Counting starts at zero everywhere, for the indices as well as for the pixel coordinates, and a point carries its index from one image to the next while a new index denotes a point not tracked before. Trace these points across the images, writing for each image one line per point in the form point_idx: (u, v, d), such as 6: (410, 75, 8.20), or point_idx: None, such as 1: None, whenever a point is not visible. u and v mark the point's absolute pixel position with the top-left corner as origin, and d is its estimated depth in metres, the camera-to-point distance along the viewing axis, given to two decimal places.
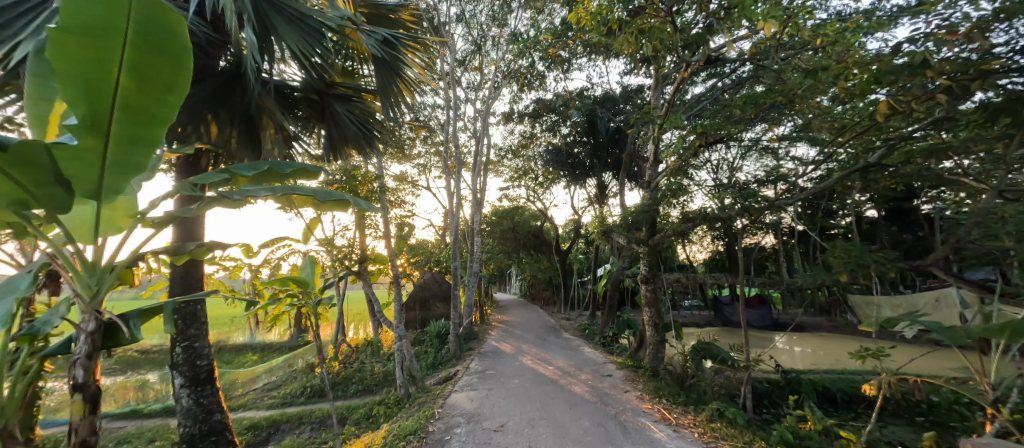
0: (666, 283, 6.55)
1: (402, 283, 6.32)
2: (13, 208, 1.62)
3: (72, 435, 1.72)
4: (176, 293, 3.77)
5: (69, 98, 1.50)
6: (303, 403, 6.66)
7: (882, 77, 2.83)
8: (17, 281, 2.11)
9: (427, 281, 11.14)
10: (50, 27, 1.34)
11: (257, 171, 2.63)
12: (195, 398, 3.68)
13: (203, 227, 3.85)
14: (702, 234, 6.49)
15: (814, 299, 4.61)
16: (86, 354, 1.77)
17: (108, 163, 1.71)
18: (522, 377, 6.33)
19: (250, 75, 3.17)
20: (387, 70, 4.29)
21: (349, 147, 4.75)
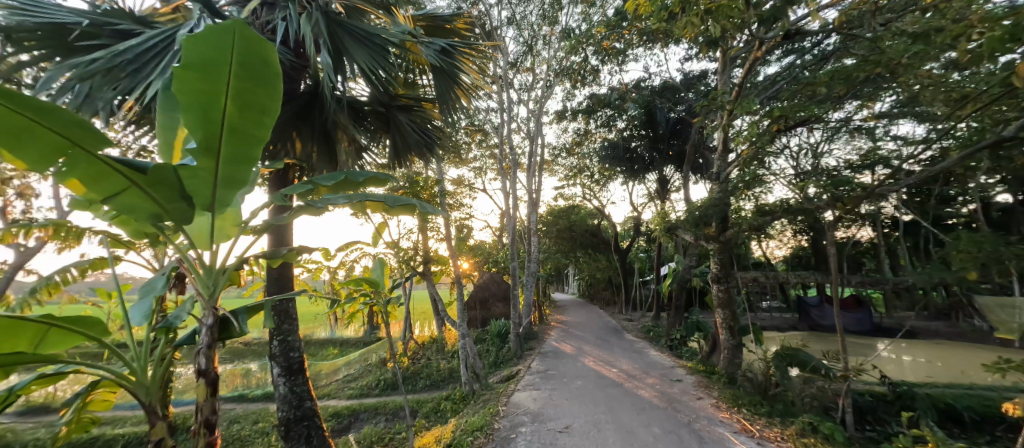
0: (741, 283, 6.06)
1: (463, 283, 6.52)
2: (151, 221, 1.92)
3: (198, 413, 2.02)
4: (271, 293, 4.26)
5: (189, 126, 1.76)
6: (378, 395, 7.13)
7: (1017, 36, 2.37)
8: (154, 282, 2.54)
9: (487, 282, 11.28)
10: (175, 67, 1.58)
11: (336, 181, 2.90)
12: (290, 386, 4.10)
13: (290, 233, 4.27)
14: (783, 228, 5.91)
15: (929, 301, 3.98)
16: (207, 344, 2.07)
17: (219, 179, 1.97)
18: (586, 379, 6.22)
19: (327, 94, 3.46)
20: (445, 78, 4.47)
21: (412, 154, 5.00)
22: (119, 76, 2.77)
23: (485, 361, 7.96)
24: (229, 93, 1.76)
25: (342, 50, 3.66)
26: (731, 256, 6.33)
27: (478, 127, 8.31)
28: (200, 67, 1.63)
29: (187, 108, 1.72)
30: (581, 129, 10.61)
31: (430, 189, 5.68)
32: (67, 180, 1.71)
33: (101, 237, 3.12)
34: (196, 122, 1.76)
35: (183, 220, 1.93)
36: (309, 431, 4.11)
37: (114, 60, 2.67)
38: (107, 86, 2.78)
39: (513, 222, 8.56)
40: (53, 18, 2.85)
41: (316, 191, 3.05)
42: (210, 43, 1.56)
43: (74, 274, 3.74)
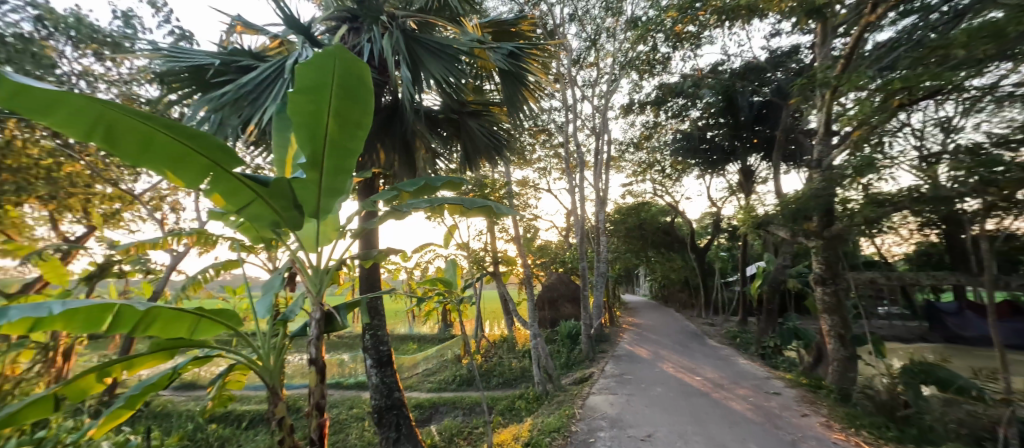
0: (854, 284, 5.29)
1: (532, 282, 6.43)
2: (271, 228, 2.20)
3: (310, 397, 2.27)
4: (363, 292, 4.66)
5: (300, 142, 1.99)
6: (455, 390, 7.44)
7: None
8: (273, 281, 2.93)
9: (554, 282, 11.15)
10: (290, 91, 1.81)
11: (417, 186, 3.11)
12: (381, 376, 4.45)
13: (377, 236, 4.61)
14: (906, 221, 5.05)
15: None
16: (316, 335, 2.32)
17: (323, 188, 2.19)
18: (667, 386, 5.89)
19: (407, 105, 3.69)
20: (513, 81, 4.55)
21: (481, 158, 5.15)
22: (243, 104, 3.30)
23: (558, 362, 7.92)
24: (330, 110, 1.96)
25: (419, 64, 3.89)
26: (838, 255, 5.55)
27: (542, 126, 8.29)
28: (308, 89, 1.84)
29: (299, 127, 1.95)
30: (649, 122, 10.07)
31: (498, 190, 5.81)
32: (211, 195, 2.03)
33: (230, 242, 3.66)
34: (305, 139, 1.99)
35: (297, 226, 2.18)
36: (399, 420, 4.42)
37: (240, 91, 3.19)
38: (235, 114, 3.32)
39: (580, 221, 8.41)
40: (197, 61, 3.50)
41: (400, 198, 3.29)
42: (315, 67, 1.76)
43: (210, 273, 4.44)
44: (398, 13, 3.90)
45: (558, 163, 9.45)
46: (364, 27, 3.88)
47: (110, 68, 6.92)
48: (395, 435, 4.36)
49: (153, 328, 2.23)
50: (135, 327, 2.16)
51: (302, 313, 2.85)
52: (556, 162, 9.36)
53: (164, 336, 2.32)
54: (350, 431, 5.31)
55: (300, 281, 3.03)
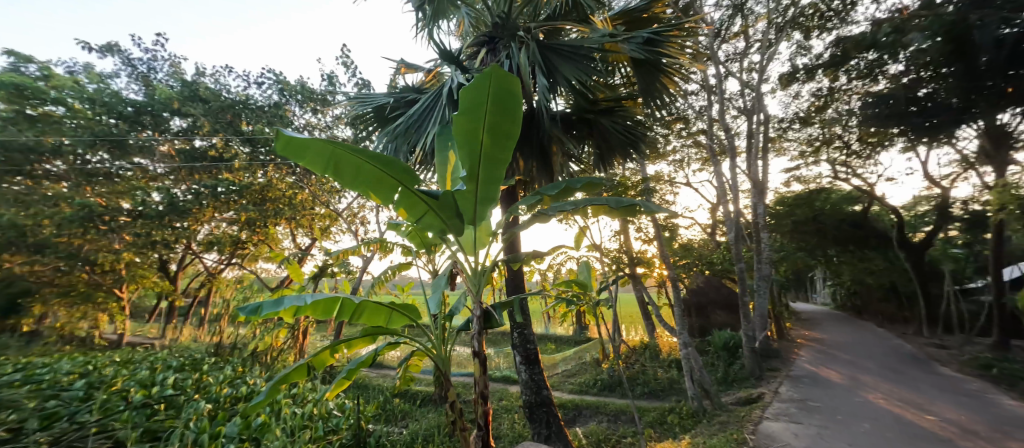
0: None
1: (678, 285, 5.80)
2: (439, 235, 2.53)
3: (477, 386, 2.54)
4: (509, 293, 5.00)
5: (461, 157, 2.27)
6: (598, 394, 7.35)
7: None
8: (440, 281, 3.40)
9: (703, 286, 10.06)
10: (455, 114, 2.11)
11: (558, 190, 3.20)
12: (530, 373, 4.71)
13: (519, 240, 4.89)
14: None
15: None
16: (479, 330, 2.59)
17: (479, 198, 2.42)
18: (874, 422, 4.71)
19: (544, 111, 3.84)
20: (649, 70, 4.35)
21: (617, 155, 4.99)
22: (412, 134, 3.96)
23: (714, 377, 7.13)
24: (485, 127, 2.19)
25: (553, 70, 4.04)
26: None
27: (679, 114, 7.63)
28: (468, 111, 2.11)
29: (461, 144, 2.24)
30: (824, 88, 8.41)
31: (633, 189, 5.55)
32: (397, 210, 2.47)
33: (402, 248, 4.37)
34: (465, 155, 2.27)
35: (459, 234, 2.45)
36: (549, 417, 4.59)
37: (409, 122, 3.85)
38: (405, 142, 4.01)
39: (732, 216, 7.44)
40: (378, 102, 4.32)
41: (542, 202, 3.43)
42: (472, 91, 2.02)
43: (389, 274, 5.36)
44: (531, 25, 4.12)
45: (700, 152, 8.57)
46: (502, 45, 4.24)
47: (318, 117, 9.06)
48: (546, 433, 4.52)
49: (363, 317, 2.84)
50: (351, 315, 2.78)
51: (464, 310, 3.22)
52: (698, 151, 8.50)
53: (369, 324, 2.91)
54: (502, 421, 5.73)
55: (460, 281, 3.43)
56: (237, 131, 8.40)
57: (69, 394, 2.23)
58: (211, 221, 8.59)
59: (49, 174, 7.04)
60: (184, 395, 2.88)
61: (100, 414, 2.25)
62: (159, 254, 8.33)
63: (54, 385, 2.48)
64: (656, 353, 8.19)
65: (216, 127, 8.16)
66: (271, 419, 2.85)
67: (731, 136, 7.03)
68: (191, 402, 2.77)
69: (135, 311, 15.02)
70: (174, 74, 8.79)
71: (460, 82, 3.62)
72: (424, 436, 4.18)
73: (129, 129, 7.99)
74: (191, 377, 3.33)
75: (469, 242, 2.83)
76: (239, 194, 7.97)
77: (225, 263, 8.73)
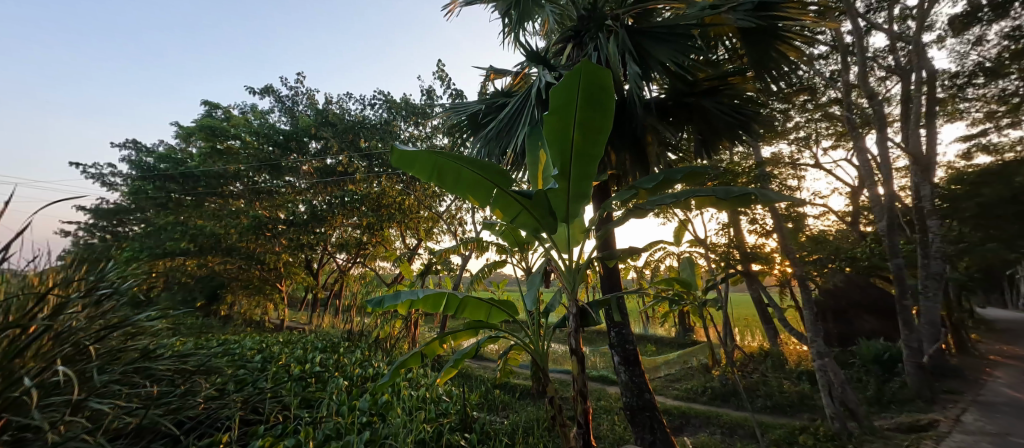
0: None
1: (806, 283, 5.10)
2: (534, 234, 2.61)
3: (575, 383, 2.61)
4: (605, 291, 4.92)
5: (551, 156, 2.36)
6: (708, 403, 6.82)
7: None
8: (534, 278, 3.53)
9: (841, 285, 8.67)
10: (547, 115, 2.20)
11: (656, 182, 3.09)
12: (629, 375, 4.60)
13: (614, 238, 4.80)
14: None
15: None
16: (576, 328, 2.65)
17: (571, 194, 2.46)
18: None
19: (637, 99, 3.73)
20: (761, 38, 3.97)
21: (722, 138, 4.58)
22: (503, 136, 4.17)
23: (861, 395, 6.09)
24: (576, 124, 2.24)
25: (646, 56, 3.91)
26: None
27: (804, 84, 6.63)
28: (558, 110, 2.19)
29: (552, 142, 2.31)
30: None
31: (744, 176, 5.00)
32: (494, 211, 2.63)
33: (499, 246, 4.59)
34: (556, 154, 2.34)
35: (553, 231, 2.52)
36: (652, 422, 4.44)
37: (500, 125, 4.08)
38: (497, 145, 4.22)
39: (878, 201, 6.24)
40: (471, 109, 4.64)
41: (638, 196, 3.34)
42: (562, 90, 2.11)
43: (486, 271, 5.67)
44: (619, 11, 4.03)
45: (832, 126, 7.35)
46: (588, 37, 4.20)
47: (420, 129, 9.91)
48: (650, 438, 4.36)
49: (466, 311, 3.08)
50: (456, 310, 3.05)
51: (560, 307, 3.32)
52: (829, 126, 7.31)
53: (472, 317, 3.11)
54: (602, 421, 5.70)
55: (554, 279, 3.52)
56: (357, 148, 9.68)
57: (252, 365, 2.83)
58: (341, 226, 9.80)
59: (233, 193, 9.89)
60: (328, 372, 3.46)
61: (273, 383, 2.82)
62: (305, 255, 9.97)
63: (242, 358, 3.17)
64: (780, 361, 7.29)
65: (342, 146, 9.56)
66: (392, 398, 3.28)
67: (876, 104, 5.91)
68: (333, 378, 3.29)
69: (290, 300, 18.26)
70: (310, 104, 10.45)
71: (547, 81, 3.67)
72: (524, 428, 4.36)
73: (282, 154, 9.91)
74: (331, 357, 3.98)
75: (563, 240, 2.84)
76: (360, 201, 9.08)
77: (352, 262, 10.11)
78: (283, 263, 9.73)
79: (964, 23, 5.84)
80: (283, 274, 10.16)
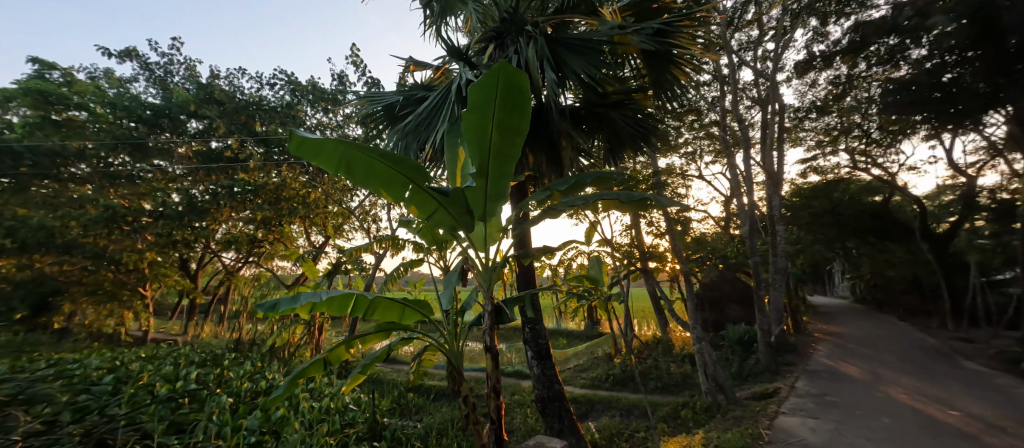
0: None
1: (691, 278, 5.78)
2: (451, 232, 2.53)
3: (489, 380, 2.57)
4: (519, 288, 5.01)
5: (469, 154, 2.29)
6: (610, 389, 7.36)
7: None
8: (450, 277, 3.43)
9: (717, 280, 10.01)
10: (465, 112, 2.13)
11: (568, 185, 3.20)
12: (541, 368, 4.73)
13: (530, 235, 4.89)
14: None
15: None
16: (491, 325, 2.61)
17: (489, 194, 2.43)
18: (893, 416, 4.61)
19: (553, 105, 3.82)
20: (659, 61, 4.35)
21: (627, 148, 4.93)
22: (421, 130, 3.98)
23: (728, 371, 7.07)
24: (494, 123, 2.20)
25: (562, 64, 4.02)
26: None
27: (692, 106, 7.47)
28: (476, 107, 2.13)
29: (471, 139, 2.24)
30: (841, 76, 6.42)
31: (644, 182, 5.48)
32: (408, 208, 2.49)
33: (415, 245, 4.38)
34: (474, 152, 2.28)
35: (470, 230, 2.46)
36: (561, 411, 4.61)
37: (418, 119, 3.88)
38: (415, 140, 4.03)
39: (745, 209, 7.28)
40: (388, 100, 4.37)
41: (552, 197, 3.43)
42: (481, 88, 2.04)
43: (402, 270, 5.43)
44: (539, 19, 4.10)
45: (712, 144, 8.40)
46: (509, 40, 4.22)
47: (329, 116, 9.18)
48: (559, 426, 4.54)
49: (376, 313, 2.81)
50: (365, 312, 2.77)
51: (476, 306, 3.27)
52: (710, 143, 8.36)
53: (383, 319, 2.89)
54: (515, 415, 5.85)
55: (471, 277, 3.46)
56: (252, 131, 8.59)
57: (97, 388, 2.31)
58: (229, 220, 8.66)
59: None
60: (206, 389, 2.98)
61: (128, 407, 2.33)
62: (180, 254, 8.58)
63: (83, 381, 2.58)
64: (669, 347, 8.14)
65: (232, 128, 8.32)
66: (287, 412, 2.93)
67: (744, 127, 6.87)
68: (213, 396, 2.85)
69: (160, 308, 15.58)
70: (190, 77, 8.96)
71: (468, 78, 3.60)
72: (438, 429, 4.25)
73: (148, 132, 8.01)
74: (213, 372, 3.45)
75: (480, 239, 2.80)
76: (254, 193, 8.16)
77: (244, 261, 9.00)
78: (151, 263, 8.27)
79: (805, 68, 7.09)
80: (150, 277, 8.63)
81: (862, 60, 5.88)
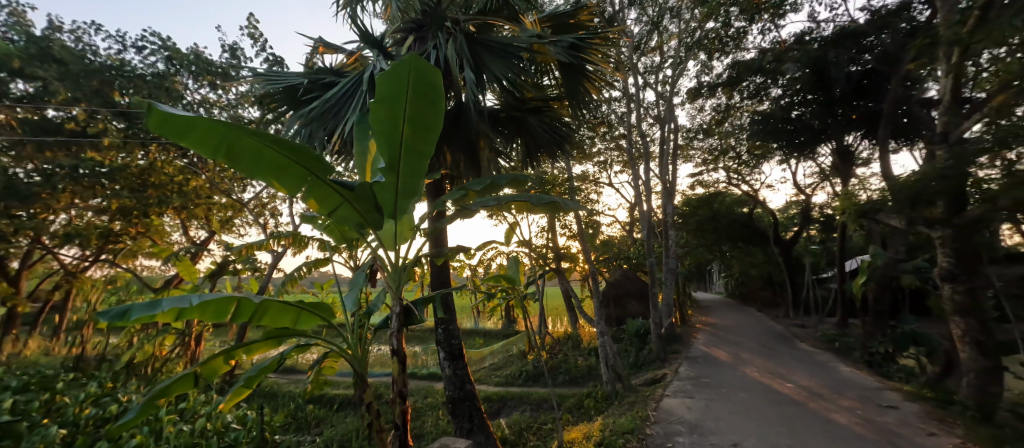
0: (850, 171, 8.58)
1: (598, 278, 6.24)
2: (357, 229, 2.36)
3: (394, 385, 2.43)
4: (434, 288, 4.89)
5: (379, 148, 2.13)
6: (522, 385, 7.55)
7: None
8: (357, 278, 3.21)
9: (621, 279, 10.87)
10: (372, 102, 1.96)
11: (483, 185, 3.19)
12: (453, 369, 4.65)
13: (445, 234, 4.80)
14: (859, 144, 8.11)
15: None
16: (397, 329, 2.47)
17: (400, 190, 2.31)
18: (751, 392, 5.40)
19: (472, 105, 3.78)
20: (573, 73, 4.54)
21: (543, 154, 5.09)
22: (328, 117, 3.63)
23: (627, 361, 7.69)
24: (405, 117, 2.08)
25: (481, 65, 4.00)
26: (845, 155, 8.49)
27: (603, 119, 8.00)
28: (386, 98, 1.98)
29: (380, 133, 2.09)
30: (722, 105, 7.93)
31: (559, 186, 5.73)
32: (307, 202, 2.24)
33: (320, 244, 4.03)
34: (382, 145, 2.13)
35: (379, 228, 2.32)
36: (472, 411, 4.58)
37: (325, 105, 3.52)
38: (321, 128, 3.65)
39: (645, 215, 8.00)
40: (291, 82, 3.92)
41: (467, 196, 3.39)
42: (391, 79, 1.90)
43: (304, 271, 4.96)
44: (460, 17, 4.04)
45: (620, 155, 9.08)
46: (429, 34, 4.10)
47: (218, 94, 8.03)
48: (468, 426, 4.52)
49: (264, 319, 2.47)
50: (251, 317, 2.40)
51: (384, 307, 3.09)
52: (619, 154, 9.04)
53: (272, 325, 2.55)
54: (426, 419, 5.70)
55: (380, 277, 3.27)
56: (110, 103, 6.57)
57: None
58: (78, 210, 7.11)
59: None
60: (27, 420, 2.38)
61: None
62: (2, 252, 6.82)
63: None
64: (577, 342, 8.62)
65: (76, 95, 6.23)
66: (145, 439, 2.46)
67: (646, 141, 7.53)
68: (36, 428, 2.29)
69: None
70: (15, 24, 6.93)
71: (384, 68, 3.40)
72: (340, 441, 3.95)
73: None
74: (40, 398, 2.78)
75: (389, 237, 2.66)
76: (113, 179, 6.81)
77: (98, 260, 7.47)
78: None
79: (695, 93, 8.03)
80: None
81: (737, 94, 7.42)
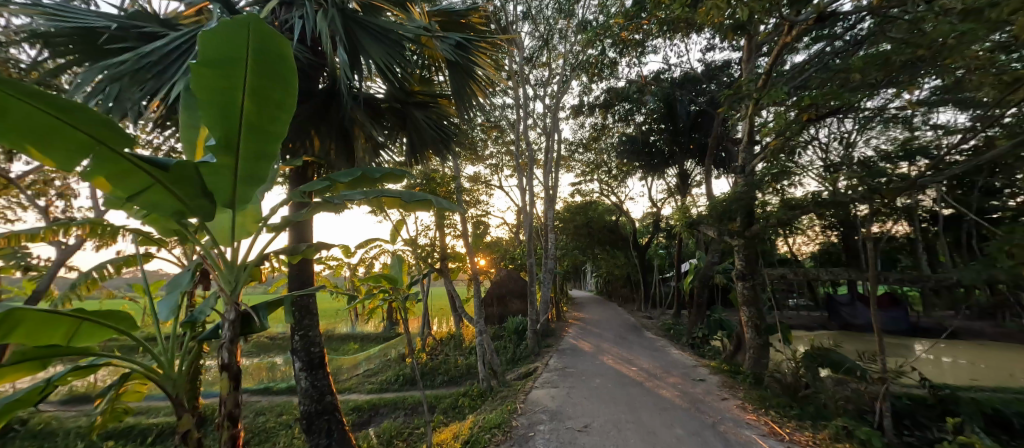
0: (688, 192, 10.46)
1: (480, 280, 6.31)
2: (175, 219, 1.92)
3: (221, 406, 2.04)
4: (295, 288, 4.31)
5: (208, 123, 1.76)
6: (397, 390, 7.19)
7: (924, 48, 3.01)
8: (181, 279, 2.60)
9: (504, 278, 11.21)
10: (193, 64, 1.59)
11: (353, 177, 2.88)
12: (311, 380, 4.15)
13: (311, 228, 4.28)
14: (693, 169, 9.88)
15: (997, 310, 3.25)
16: (229, 339, 2.08)
17: (239, 175, 1.96)
18: (605, 377, 6.06)
19: (346, 90, 3.39)
20: (460, 73, 4.39)
21: (429, 150, 4.93)
22: (145, 77, 2.81)
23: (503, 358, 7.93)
24: (244, 89, 1.74)
25: (358, 47, 3.59)
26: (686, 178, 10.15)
27: (492, 123, 8.12)
28: (215, 63, 1.62)
29: (208, 105, 1.72)
30: (597, 124, 8.74)
31: (446, 185, 5.61)
32: (95, 180, 1.73)
33: (132, 236, 3.20)
34: (211, 119, 1.76)
35: (208, 218, 1.93)
36: (331, 425, 4.15)
37: (140, 62, 2.68)
38: (135, 87, 2.81)
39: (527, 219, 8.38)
40: (90, 24, 2.89)
41: (333, 188, 3.04)
42: (221, 40, 1.56)
43: (109, 270, 3.86)
44: None
45: (508, 160, 9.34)
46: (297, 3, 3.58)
47: None
48: (325, 442, 4.10)
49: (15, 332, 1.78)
50: None
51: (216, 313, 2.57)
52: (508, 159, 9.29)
53: (33, 342, 1.88)
54: (277, 440, 4.99)
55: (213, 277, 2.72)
56: None
57: None
58: None
59: None
60: None
61: None
62: None
63: None
64: (457, 342, 8.57)
65: None
66: None
67: (530, 149, 7.88)
68: None
69: None
70: None
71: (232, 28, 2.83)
72: None
73: None
74: None
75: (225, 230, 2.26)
76: None
77: None
78: None
79: (574, 110, 8.72)
80: None
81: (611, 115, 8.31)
